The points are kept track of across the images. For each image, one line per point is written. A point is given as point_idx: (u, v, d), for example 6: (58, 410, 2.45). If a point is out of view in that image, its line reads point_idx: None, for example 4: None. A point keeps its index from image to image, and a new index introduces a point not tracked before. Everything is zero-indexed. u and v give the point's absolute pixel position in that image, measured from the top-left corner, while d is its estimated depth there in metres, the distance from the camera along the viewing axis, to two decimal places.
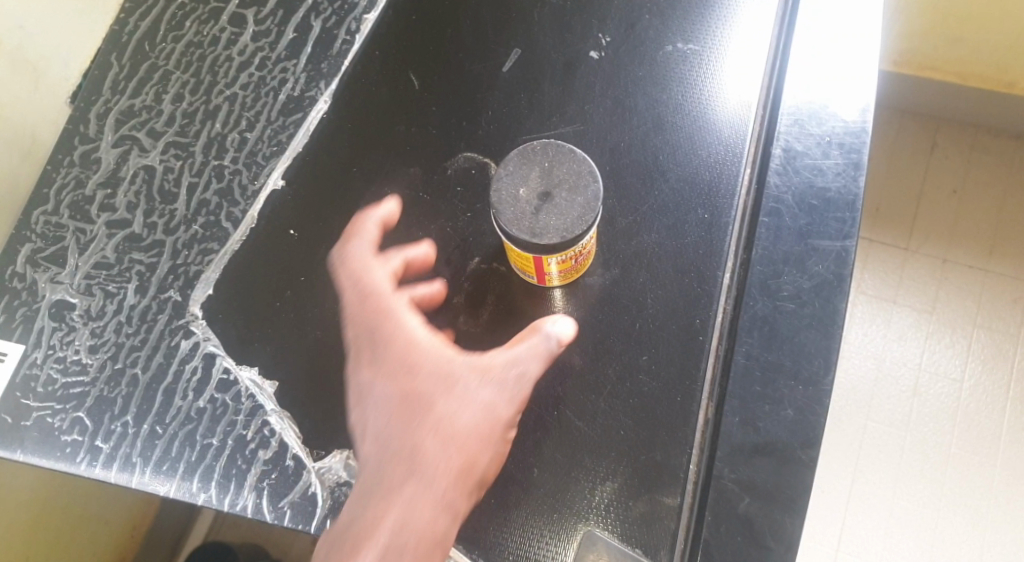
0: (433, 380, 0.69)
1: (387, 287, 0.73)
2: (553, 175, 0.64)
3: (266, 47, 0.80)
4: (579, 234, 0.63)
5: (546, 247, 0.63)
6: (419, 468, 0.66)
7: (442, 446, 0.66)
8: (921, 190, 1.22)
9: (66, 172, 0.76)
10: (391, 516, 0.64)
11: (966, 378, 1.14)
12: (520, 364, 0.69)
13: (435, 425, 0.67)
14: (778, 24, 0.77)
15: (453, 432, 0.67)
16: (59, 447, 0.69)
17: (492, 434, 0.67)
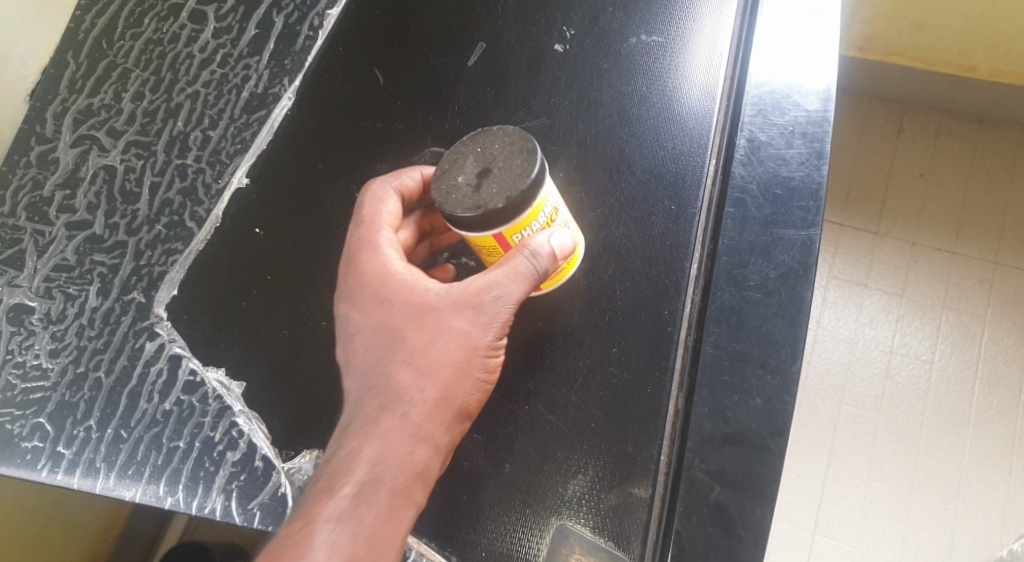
0: (411, 313, 0.61)
1: (385, 221, 0.66)
2: (486, 153, 0.61)
3: (227, 44, 0.78)
4: (522, 195, 0.59)
5: (496, 220, 0.60)
6: (395, 407, 0.58)
7: (416, 380, 0.58)
8: (888, 172, 1.18)
9: (23, 173, 0.74)
10: (370, 446, 0.57)
11: (937, 358, 1.11)
12: (495, 291, 0.60)
13: (403, 364, 0.59)
14: (740, 14, 0.77)
15: (418, 377, 0.59)
16: (19, 454, 0.67)
17: (466, 371, 0.60)
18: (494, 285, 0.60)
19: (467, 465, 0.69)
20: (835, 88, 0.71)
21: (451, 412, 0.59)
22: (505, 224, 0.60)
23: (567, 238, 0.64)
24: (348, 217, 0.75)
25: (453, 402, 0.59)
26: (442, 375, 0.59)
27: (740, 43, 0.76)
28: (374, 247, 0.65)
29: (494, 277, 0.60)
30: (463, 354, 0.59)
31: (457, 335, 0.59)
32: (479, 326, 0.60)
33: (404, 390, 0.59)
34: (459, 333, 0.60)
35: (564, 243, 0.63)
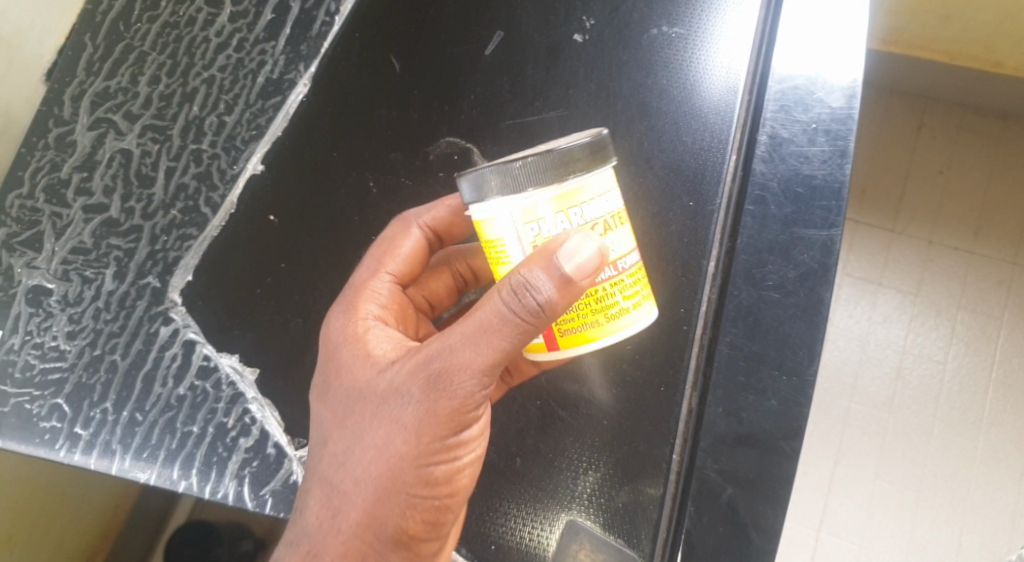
0: (368, 388, 0.59)
1: (398, 257, 0.70)
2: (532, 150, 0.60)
3: (243, 28, 0.77)
4: (564, 149, 0.56)
5: (535, 178, 0.55)
6: (337, 498, 0.58)
7: (361, 470, 0.57)
8: (907, 169, 1.14)
9: (41, 155, 0.74)
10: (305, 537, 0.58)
11: (950, 359, 1.09)
12: (448, 379, 0.55)
13: (349, 451, 0.58)
14: (764, 7, 0.75)
15: (361, 466, 0.57)
16: (38, 434, 0.68)
17: (418, 452, 0.56)
18: (445, 352, 0.55)
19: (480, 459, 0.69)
20: (859, 85, 0.69)
21: (400, 496, 0.57)
22: (543, 191, 0.55)
23: (596, 252, 0.54)
24: (363, 207, 0.75)
25: (401, 486, 0.57)
26: (385, 461, 0.57)
27: (764, 37, 0.74)
28: (363, 295, 0.67)
29: (447, 344, 0.55)
30: (407, 435, 0.56)
31: (406, 413, 0.56)
32: (429, 400, 0.56)
33: (347, 482, 0.58)
34: (409, 411, 0.56)
35: (587, 259, 0.54)
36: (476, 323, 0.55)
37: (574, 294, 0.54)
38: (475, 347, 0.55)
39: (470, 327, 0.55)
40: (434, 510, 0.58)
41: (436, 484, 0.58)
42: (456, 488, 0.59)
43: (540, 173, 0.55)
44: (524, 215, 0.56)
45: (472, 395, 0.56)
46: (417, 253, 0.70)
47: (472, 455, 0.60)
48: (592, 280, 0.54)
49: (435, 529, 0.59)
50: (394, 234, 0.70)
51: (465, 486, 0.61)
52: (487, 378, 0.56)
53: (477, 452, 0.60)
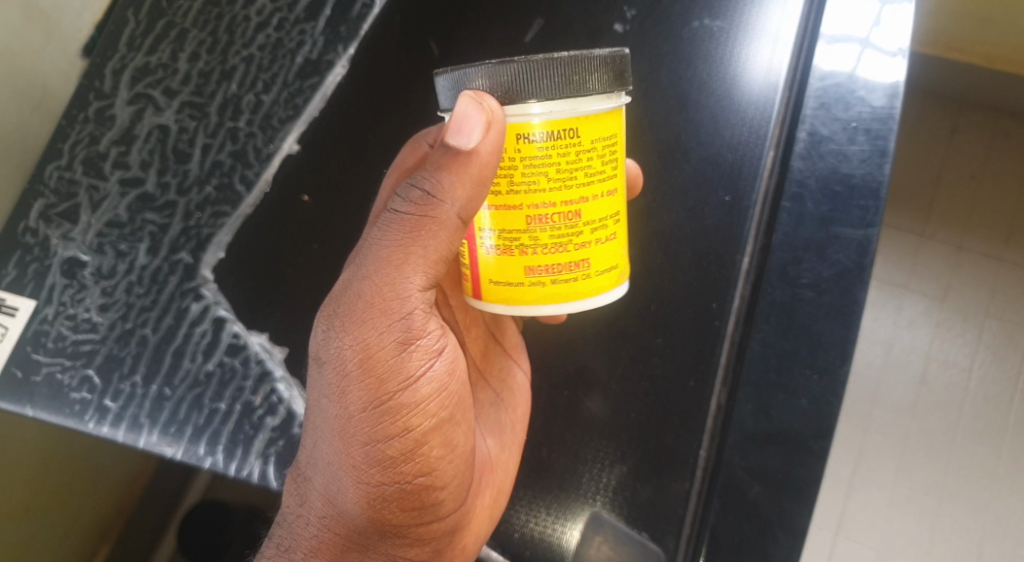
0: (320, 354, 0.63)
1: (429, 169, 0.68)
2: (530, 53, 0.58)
3: (284, 8, 0.76)
4: (574, 57, 0.53)
5: (534, 87, 0.53)
6: (302, 477, 0.60)
7: (312, 443, 0.60)
8: (936, 173, 1.05)
9: (81, 128, 0.74)
10: (285, 524, 0.61)
11: (976, 366, 1.00)
12: (357, 323, 0.56)
13: (303, 433, 0.61)
14: (808, 4, 0.73)
15: (312, 449, 0.59)
16: (69, 404, 0.69)
17: (347, 421, 0.57)
18: (347, 303, 0.57)
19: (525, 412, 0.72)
20: (902, 84, 0.67)
21: (346, 470, 0.58)
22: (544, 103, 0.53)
23: (482, 111, 0.53)
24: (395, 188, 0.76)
25: (349, 459, 0.57)
26: (322, 433, 0.59)
27: (807, 33, 0.72)
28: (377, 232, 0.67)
29: (346, 292, 0.57)
30: (331, 401, 0.58)
31: (326, 377, 0.58)
32: (343, 356, 0.57)
33: (304, 465, 0.60)
34: (327, 374, 0.58)
35: (469, 119, 0.52)
36: (364, 262, 0.57)
37: (466, 165, 0.53)
38: (372, 283, 0.57)
39: (363, 269, 0.57)
40: (393, 481, 0.58)
41: (386, 452, 0.57)
42: (413, 455, 0.58)
43: (543, 80, 0.53)
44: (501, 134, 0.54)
45: (382, 336, 0.57)
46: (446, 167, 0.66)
47: (422, 412, 0.58)
48: (490, 137, 0.53)
49: (409, 502, 0.59)
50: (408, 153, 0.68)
51: (430, 450, 0.59)
52: (407, 310, 0.57)
53: (431, 408, 0.59)
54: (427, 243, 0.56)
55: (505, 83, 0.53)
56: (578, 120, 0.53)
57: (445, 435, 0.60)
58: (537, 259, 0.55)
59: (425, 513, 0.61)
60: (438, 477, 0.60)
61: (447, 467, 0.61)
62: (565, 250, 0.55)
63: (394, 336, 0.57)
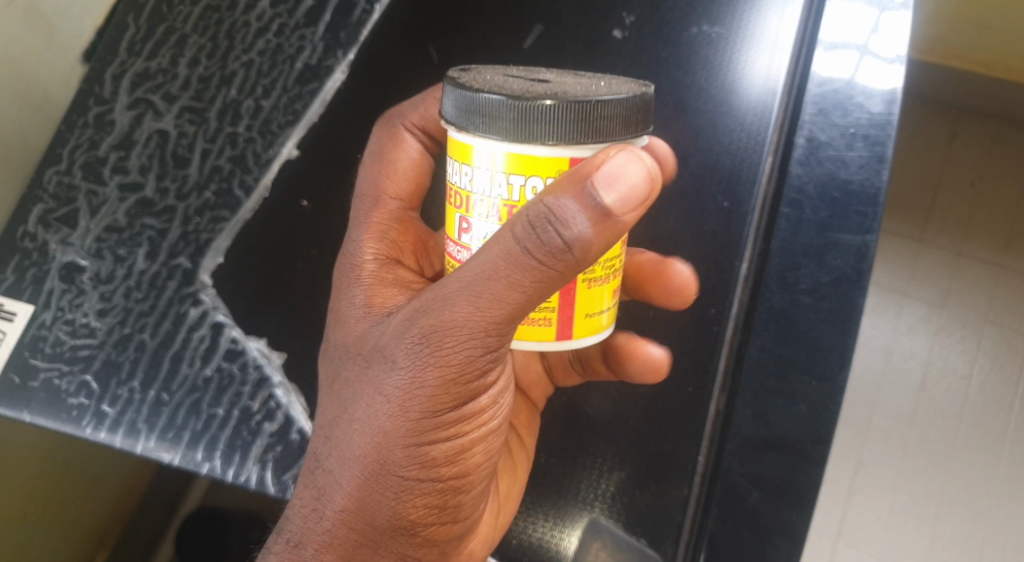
0: (362, 344, 0.60)
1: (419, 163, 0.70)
2: (541, 80, 0.56)
3: (284, 13, 0.76)
4: (592, 101, 0.51)
5: (547, 126, 0.50)
6: (327, 468, 0.58)
7: (350, 439, 0.57)
8: (935, 179, 1.05)
9: (80, 133, 0.75)
10: (302, 508, 0.59)
11: (975, 373, 1.00)
12: (458, 337, 0.53)
13: (336, 422, 0.59)
14: (806, 8, 0.72)
15: (348, 446, 0.57)
16: (66, 410, 0.69)
17: (404, 426, 0.55)
18: (437, 305, 0.53)
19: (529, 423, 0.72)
20: (900, 90, 0.67)
21: (382, 469, 0.56)
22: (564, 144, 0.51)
23: (643, 168, 0.49)
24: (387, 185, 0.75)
25: (388, 462, 0.56)
26: (368, 432, 0.56)
27: (806, 38, 0.72)
28: (371, 230, 0.67)
29: (440, 291, 0.53)
30: (391, 402, 0.55)
31: (393, 378, 0.55)
32: (421, 363, 0.54)
33: (330, 457, 0.58)
34: (394, 375, 0.55)
35: (632, 184, 0.49)
36: (472, 273, 0.51)
37: (612, 231, 0.50)
38: (472, 305, 0.52)
39: (466, 278, 0.52)
40: (433, 483, 0.58)
41: (431, 455, 0.57)
42: (455, 461, 0.58)
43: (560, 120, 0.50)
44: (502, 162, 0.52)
45: (475, 359, 0.54)
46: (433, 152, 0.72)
47: (474, 422, 0.58)
48: (635, 213, 0.50)
49: (440, 504, 0.59)
50: (389, 141, 0.70)
51: (471, 457, 0.59)
52: (476, 336, 0.52)
53: (481, 418, 0.59)
54: (509, 272, 0.50)
55: (516, 113, 0.50)
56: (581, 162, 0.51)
57: (489, 444, 0.61)
58: (585, 295, 0.55)
59: (447, 514, 0.60)
60: (470, 481, 0.60)
61: (482, 472, 0.61)
62: (607, 280, 0.56)
63: (484, 358, 0.54)
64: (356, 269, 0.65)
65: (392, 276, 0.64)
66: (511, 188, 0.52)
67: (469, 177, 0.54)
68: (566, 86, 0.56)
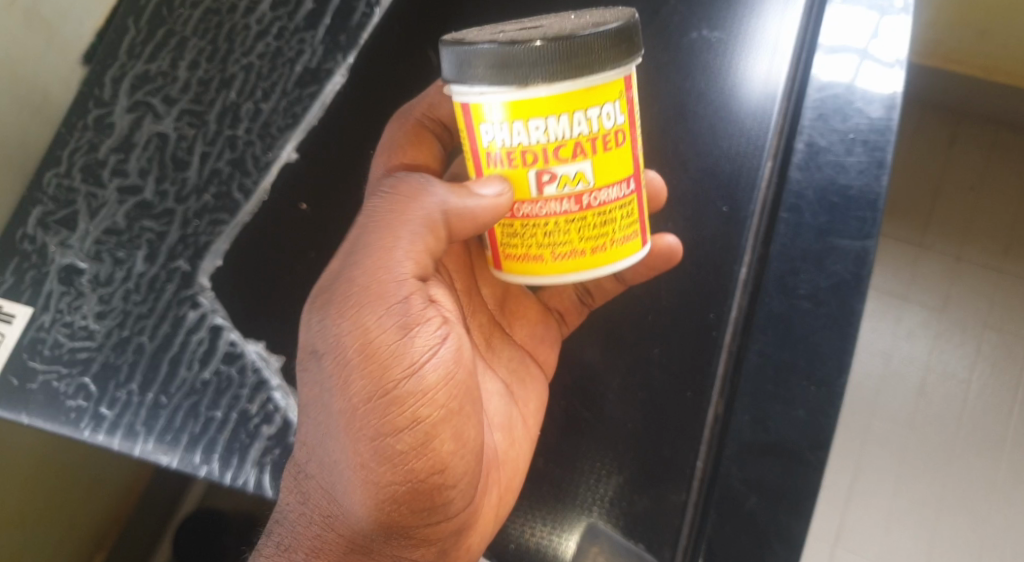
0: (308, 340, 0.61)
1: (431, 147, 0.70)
2: (534, 26, 0.56)
3: (284, 17, 0.76)
4: (589, 36, 0.50)
5: (545, 66, 0.50)
6: (301, 468, 0.59)
7: (314, 434, 0.58)
8: (935, 184, 1.06)
9: (80, 135, 0.75)
10: (289, 514, 0.60)
11: (975, 378, 1.00)
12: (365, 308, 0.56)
13: (303, 426, 0.60)
14: (805, 15, 0.74)
15: (314, 443, 0.58)
16: (64, 412, 0.69)
17: (355, 414, 0.56)
18: (333, 283, 0.58)
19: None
20: (900, 95, 0.67)
21: (352, 469, 0.56)
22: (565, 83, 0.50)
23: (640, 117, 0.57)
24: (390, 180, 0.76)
25: (357, 456, 0.56)
26: (332, 431, 0.57)
27: (805, 44, 0.73)
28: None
29: (336, 274, 0.59)
30: (335, 393, 0.56)
31: (325, 367, 0.57)
32: (336, 343, 0.57)
33: (309, 463, 0.59)
34: (327, 365, 0.57)
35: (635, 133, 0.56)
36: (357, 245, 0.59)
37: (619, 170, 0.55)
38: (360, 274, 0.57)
39: (349, 243, 0.60)
40: (405, 480, 0.56)
41: (395, 446, 0.55)
42: (424, 450, 0.56)
43: (550, 57, 0.50)
44: (505, 111, 0.51)
45: (381, 332, 0.56)
46: (441, 140, 0.72)
47: (431, 402, 0.56)
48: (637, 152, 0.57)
49: (421, 501, 0.57)
50: (401, 131, 0.70)
51: (441, 446, 0.57)
52: (379, 308, 0.56)
53: (439, 398, 0.56)
54: (399, 250, 0.58)
55: (513, 62, 0.50)
56: (597, 89, 0.52)
57: (456, 429, 0.57)
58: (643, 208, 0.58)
59: (435, 512, 0.58)
60: (450, 474, 0.58)
61: (459, 463, 0.58)
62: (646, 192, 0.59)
63: (387, 329, 0.56)
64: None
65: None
66: (529, 131, 0.52)
67: (482, 131, 0.53)
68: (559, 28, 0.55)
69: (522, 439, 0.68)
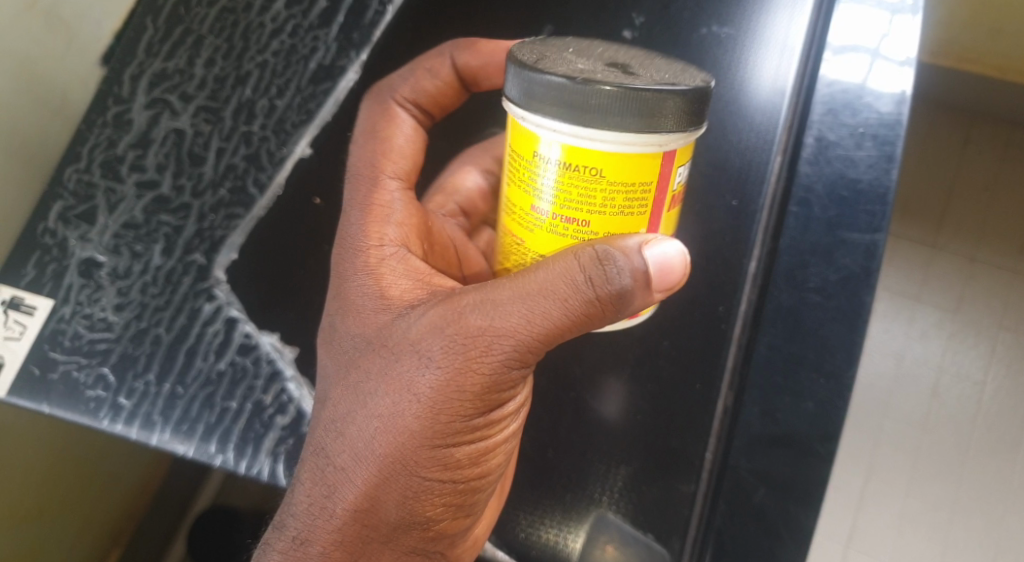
0: (382, 338, 0.59)
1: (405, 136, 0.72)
2: (606, 60, 0.58)
3: (298, 15, 0.77)
4: (659, 92, 0.52)
5: (614, 113, 0.51)
6: (339, 462, 0.58)
7: (370, 434, 0.57)
8: (949, 185, 1.05)
9: (99, 132, 0.76)
10: (312, 495, 0.59)
11: (989, 379, 0.99)
12: (501, 351, 0.55)
13: (352, 418, 0.58)
14: (815, 9, 0.73)
15: (365, 438, 0.57)
16: (85, 402, 0.70)
17: (430, 425, 0.56)
18: (483, 311, 0.55)
19: (533, 419, 0.72)
20: (910, 91, 0.67)
21: (404, 470, 0.57)
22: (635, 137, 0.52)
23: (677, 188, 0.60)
24: None
25: (414, 461, 0.57)
26: (394, 432, 0.57)
27: (815, 37, 0.73)
28: (373, 220, 0.66)
29: (489, 300, 0.56)
30: (423, 405, 0.56)
31: (425, 378, 0.56)
32: (456, 367, 0.55)
33: (343, 454, 0.58)
34: (427, 374, 0.56)
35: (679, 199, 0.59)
36: (533, 287, 0.55)
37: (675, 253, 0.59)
38: (523, 319, 0.55)
39: (523, 289, 0.55)
40: (453, 486, 0.60)
41: (454, 458, 0.59)
42: (477, 463, 0.61)
43: (622, 111, 0.51)
44: (563, 153, 0.53)
45: (505, 373, 0.57)
46: (421, 128, 0.74)
47: (498, 424, 0.61)
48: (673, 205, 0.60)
49: (456, 503, 0.61)
50: (383, 116, 0.72)
51: (490, 458, 0.62)
52: (517, 349, 0.56)
53: (504, 420, 0.61)
54: (572, 310, 0.55)
55: (584, 104, 0.52)
56: (673, 156, 0.54)
57: (507, 444, 0.63)
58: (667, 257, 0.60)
59: (458, 511, 0.62)
60: (486, 480, 0.63)
61: (497, 471, 0.64)
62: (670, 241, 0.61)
63: (512, 373, 0.57)
64: (381, 265, 0.63)
65: (412, 263, 0.64)
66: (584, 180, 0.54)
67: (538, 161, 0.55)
68: (634, 64, 0.58)
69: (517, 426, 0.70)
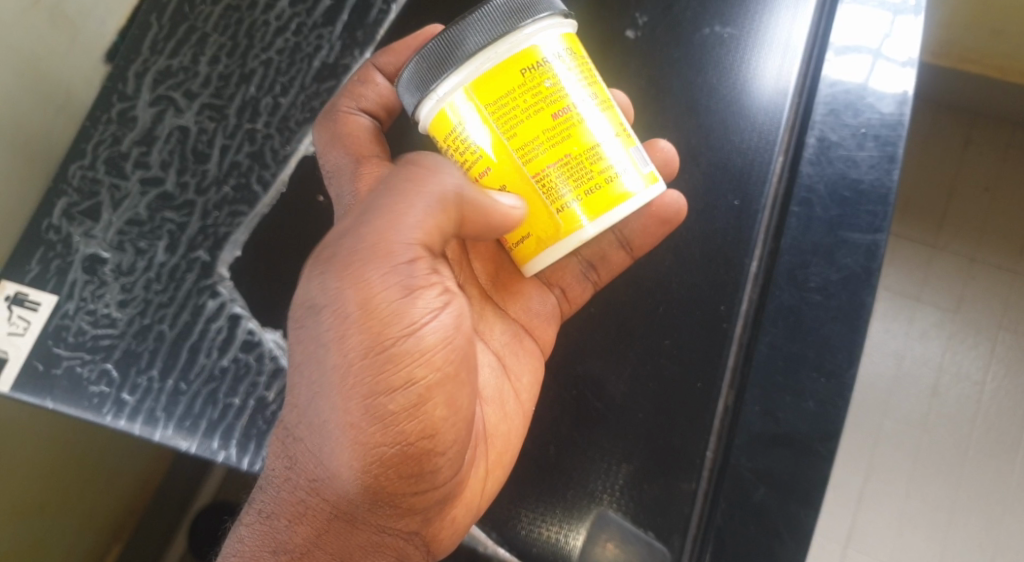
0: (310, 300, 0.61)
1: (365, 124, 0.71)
2: None
3: (302, 13, 0.79)
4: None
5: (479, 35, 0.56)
6: (288, 433, 0.59)
7: (308, 399, 0.57)
8: (951, 185, 1.05)
9: (104, 129, 0.76)
10: (277, 470, 0.60)
11: (989, 380, 0.99)
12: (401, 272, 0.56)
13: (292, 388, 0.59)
14: (817, 10, 0.74)
15: (305, 407, 0.57)
16: (87, 397, 0.70)
17: (348, 373, 0.55)
18: (347, 240, 0.57)
19: (534, 414, 0.72)
20: (912, 92, 0.68)
21: (342, 431, 0.56)
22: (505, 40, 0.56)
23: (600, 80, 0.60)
24: None
25: (347, 417, 0.56)
26: (323, 391, 0.56)
27: (817, 37, 0.74)
28: (364, 180, 0.67)
29: (357, 229, 0.57)
30: (332, 350, 0.56)
31: (323, 328, 0.56)
32: (338, 297, 0.56)
33: (294, 425, 0.59)
34: (318, 324, 0.56)
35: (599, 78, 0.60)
36: (373, 211, 0.57)
37: None
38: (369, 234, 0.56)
39: (362, 212, 0.58)
40: (392, 443, 0.56)
41: (387, 409, 0.56)
42: (415, 413, 0.56)
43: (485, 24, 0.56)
44: (468, 96, 0.56)
45: (385, 292, 0.56)
46: (379, 113, 0.73)
47: (428, 363, 0.56)
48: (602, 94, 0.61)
49: (406, 465, 0.57)
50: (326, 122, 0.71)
51: (432, 408, 0.57)
52: (398, 259, 0.56)
53: (437, 360, 0.57)
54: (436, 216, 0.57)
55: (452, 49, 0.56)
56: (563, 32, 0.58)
57: (449, 393, 0.57)
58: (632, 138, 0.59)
59: (421, 480, 0.59)
60: (439, 440, 0.58)
61: (449, 428, 0.58)
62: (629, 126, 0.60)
63: (397, 290, 0.56)
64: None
65: None
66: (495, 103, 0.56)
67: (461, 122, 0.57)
68: None
69: (514, 414, 0.69)
